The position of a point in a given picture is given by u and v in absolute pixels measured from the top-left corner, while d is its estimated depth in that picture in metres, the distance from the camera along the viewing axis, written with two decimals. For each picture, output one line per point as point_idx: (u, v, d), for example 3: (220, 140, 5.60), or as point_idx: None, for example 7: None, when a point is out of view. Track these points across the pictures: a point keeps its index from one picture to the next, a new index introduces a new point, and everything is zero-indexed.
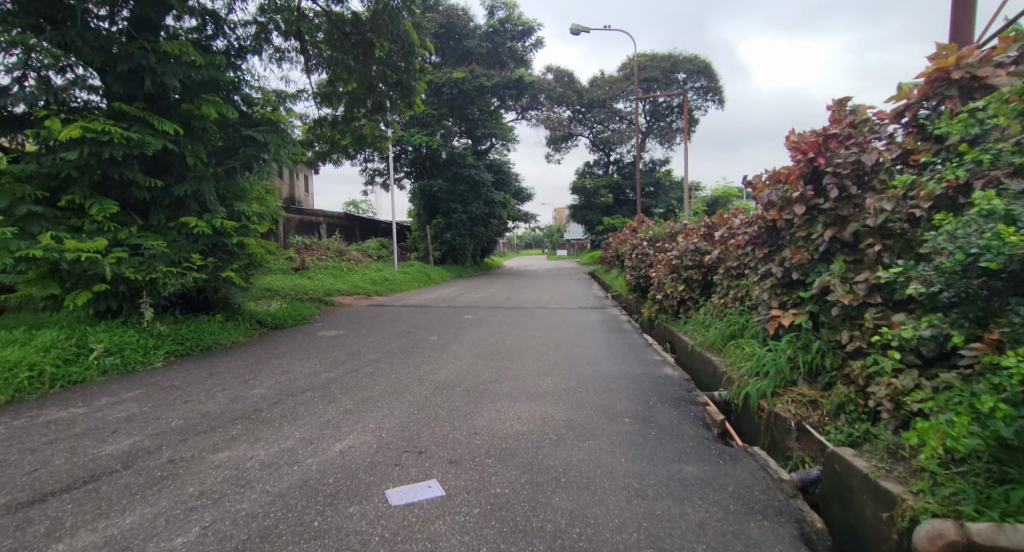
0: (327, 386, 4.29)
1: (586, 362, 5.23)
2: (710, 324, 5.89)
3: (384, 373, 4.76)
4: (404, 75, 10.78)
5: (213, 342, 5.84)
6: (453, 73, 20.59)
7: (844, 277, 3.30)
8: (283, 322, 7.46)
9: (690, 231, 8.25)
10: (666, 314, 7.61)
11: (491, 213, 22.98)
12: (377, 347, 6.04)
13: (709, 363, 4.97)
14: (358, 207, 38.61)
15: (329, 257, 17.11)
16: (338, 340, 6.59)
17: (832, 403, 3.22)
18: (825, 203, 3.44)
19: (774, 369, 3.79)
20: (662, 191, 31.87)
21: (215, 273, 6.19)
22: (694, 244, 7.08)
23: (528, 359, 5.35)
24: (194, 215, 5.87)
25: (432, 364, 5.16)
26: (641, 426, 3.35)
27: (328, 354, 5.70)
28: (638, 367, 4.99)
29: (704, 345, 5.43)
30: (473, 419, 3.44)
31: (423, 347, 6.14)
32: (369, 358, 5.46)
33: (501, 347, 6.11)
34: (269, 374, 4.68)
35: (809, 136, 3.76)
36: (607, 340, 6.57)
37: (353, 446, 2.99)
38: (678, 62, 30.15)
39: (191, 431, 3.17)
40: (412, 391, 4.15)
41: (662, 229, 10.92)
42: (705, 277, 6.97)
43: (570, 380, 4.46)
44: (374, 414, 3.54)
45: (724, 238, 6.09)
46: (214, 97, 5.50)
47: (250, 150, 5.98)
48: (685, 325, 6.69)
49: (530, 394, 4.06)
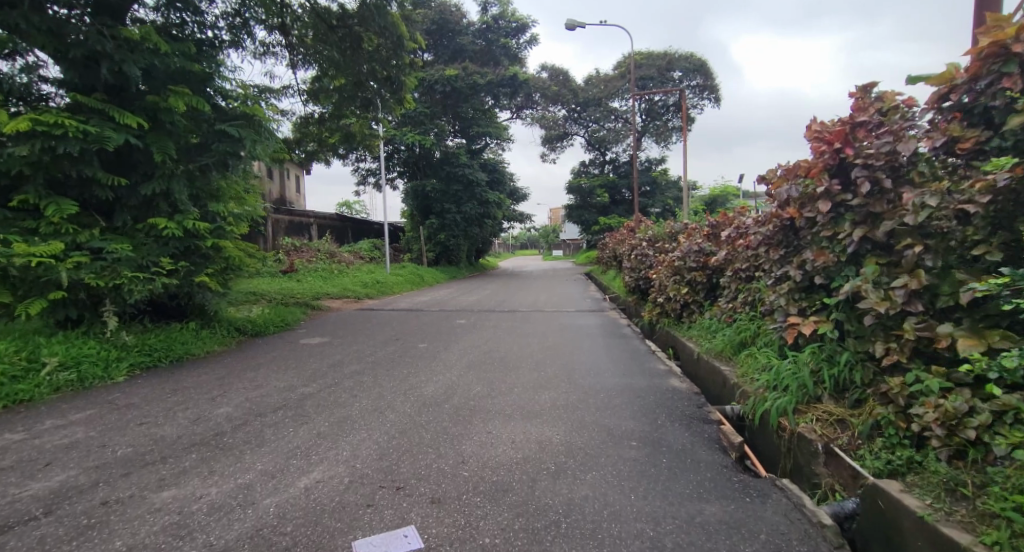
0: (302, 404, 3.89)
1: (586, 372, 4.86)
2: (717, 330, 5.54)
3: (367, 388, 4.37)
4: (393, 71, 10.38)
5: (185, 352, 5.43)
6: (446, 71, 20.21)
7: (878, 282, 2.94)
8: (264, 328, 7.06)
9: (692, 231, 7.89)
10: (668, 318, 7.25)
11: (486, 213, 22.61)
12: (362, 357, 5.66)
13: (719, 373, 4.62)
14: (351, 207, 38.29)
15: (319, 259, 16.66)
16: (321, 349, 6.19)
17: (866, 425, 2.86)
18: (854, 199, 3.09)
19: (795, 383, 3.42)
20: (659, 190, 31.60)
21: (188, 278, 5.78)
22: (697, 245, 6.73)
23: (524, 369, 4.97)
24: (164, 216, 5.46)
25: (420, 376, 4.78)
26: (651, 451, 2.97)
27: (308, 365, 5.31)
28: (642, 378, 4.63)
29: (713, 353, 5.07)
30: (461, 445, 3.06)
31: (412, 356, 5.75)
32: (353, 369, 5.06)
33: (495, 355, 5.73)
34: (240, 390, 4.27)
35: (834, 124, 3.41)
36: (608, 346, 6.20)
37: (321, 480, 2.59)
38: (674, 61, 29.86)
39: (138, 462, 2.76)
40: (395, 409, 3.76)
41: (662, 228, 10.57)
42: (709, 279, 6.61)
43: (570, 394, 4.09)
44: (351, 438, 3.15)
45: (731, 238, 5.75)
46: (183, 87, 5.09)
47: (224, 146, 5.54)
48: (689, 330, 6.33)
49: (526, 412, 3.68)
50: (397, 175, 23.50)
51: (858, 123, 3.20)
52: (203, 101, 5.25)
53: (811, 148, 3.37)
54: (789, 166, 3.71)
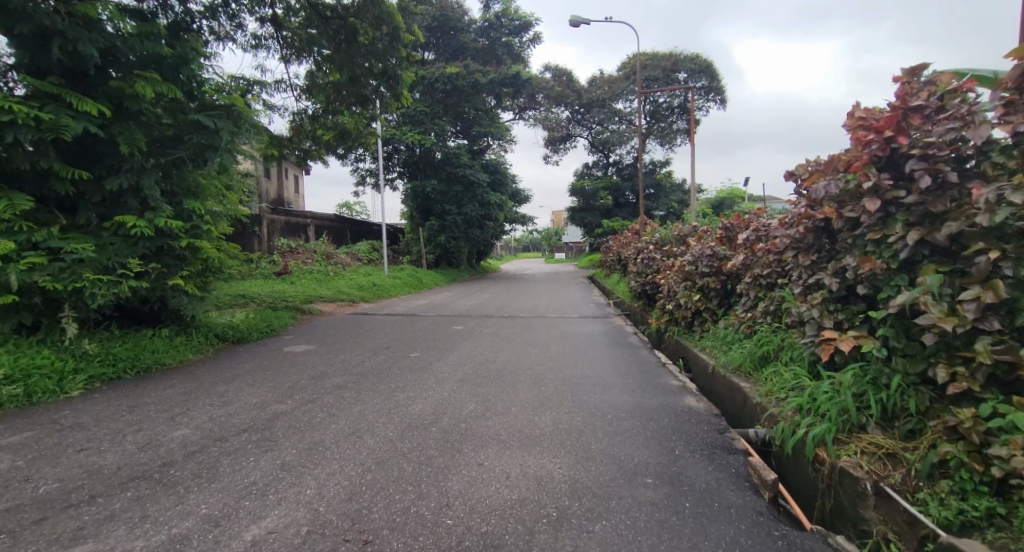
0: (271, 426, 3.45)
1: (592, 388, 4.40)
2: (734, 342, 5.08)
3: (347, 406, 3.92)
4: (389, 64, 9.92)
5: (154, 361, 5.00)
6: (447, 68, 19.82)
7: (940, 293, 2.49)
8: (247, 334, 6.62)
9: (703, 235, 7.45)
10: (677, 326, 6.81)
11: (487, 214, 22.16)
12: (349, 368, 5.22)
13: (738, 391, 4.18)
14: (352, 208, 38.06)
15: (315, 261, 16.24)
16: (306, 359, 5.74)
17: (927, 463, 2.41)
18: (908, 196, 2.64)
19: (835, 409, 2.95)
20: (663, 193, 31.12)
21: (160, 280, 5.37)
22: (711, 249, 6.27)
23: (523, 384, 4.52)
24: (134, 214, 5.05)
25: (408, 392, 4.32)
26: (669, 491, 2.52)
27: (288, 377, 4.86)
28: (654, 395, 4.18)
29: (730, 368, 4.61)
30: (447, 481, 2.61)
31: (403, 367, 5.31)
32: (335, 383, 4.61)
33: (492, 367, 5.27)
34: (205, 407, 3.83)
35: (881, 111, 2.96)
36: (614, 358, 5.74)
37: (274, 530, 2.14)
38: (679, 62, 29.45)
39: (59, 502, 2.32)
40: (375, 433, 3.31)
41: (669, 231, 10.15)
42: (723, 285, 6.17)
43: (575, 416, 3.64)
44: (319, 472, 2.70)
45: (749, 241, 5.30)
46: (151, 73, 4.70)
47: (200, 138, 5.12)
48: (702, 341, 5.87)
49: (524, 438, 3.23)
50: (397, 175, 23.10)
51: (911, 108, 2.74)
52: (175, 88, 4.85)
53: (855, 138, 2.92)
54: (825, 161, 3.27)
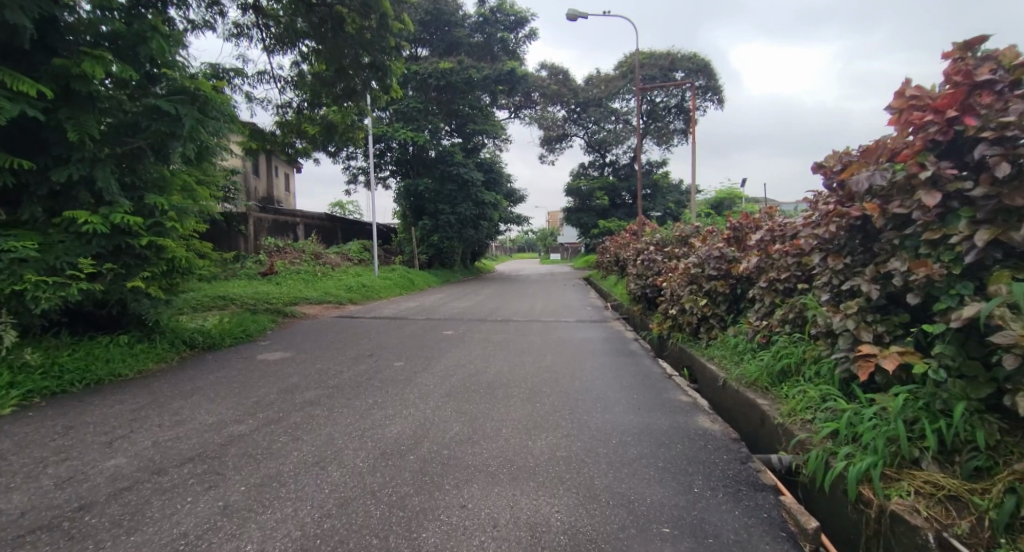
0: (223, 453, 2.97)
1: (592, 406, 3.96)
2: (748, 352, 4.65)
3: (316, 427, 3.45)
4: (378, 53, 9.43)
5: (107, 373, 4.49)
6: (440, 64, 19.32)
7: (1019, 305, 2.05)
8: (218, 341, 6.11)
9: (709, 236, 7.05)
10: (681, 332, 6.38)
11: (482, 214, 21.67)
12: (325, 380, 4.74)
13: (756, 410, 3.74)
14: (345, 208, 37.54)
15: (303, 261, 15.68)
16: (279, 368, 5.26)
17: (1004, 511, 1.97)
18: (977, 188, 2.21)
19: (881, 439, 2.52)
20: (660, 194, 30.75)
21: (118, 282, 4.89)
22: (718, 250, 5.92)
23: (516, 400, 4.08)
24: (87, 208, 4.57)
25: (386, 410, 3.85)
26: (692, 546, 2.07)
27: (256, 391, 4.37)
28: (662, 414, 3.74)
29: (745, 382, 4.17)
30: (421, 532, 2.14)
31: (384, 378, 4.83)
32: (307, 399, 4.12)
33: (483, 379, 4.81)
34: (152, 429, 3.33)
35: (938, 89, 2.54)
36: (615, 368, 5.30)
37: None
38: (677, 60, 29.07)
39: None
40: (342, 462, 2.84)
41: (670, 232, 9.77)
42: (732, 289, 5.74)
43: (574, 441, 3.19)
44: (267, 518, 2.23)
45: (762, 242, 4.87)
46: (102, 51, 4.23)
47: (160, 125, 4.64)
48: (710, 350, 5.43)
49: (516, 470, 2.78)
50: (389, 173, 22.57)
51: (979, 83, 2.30)
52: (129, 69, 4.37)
53: (910, 120, 2.48)
54: (865, 150, 2.85)
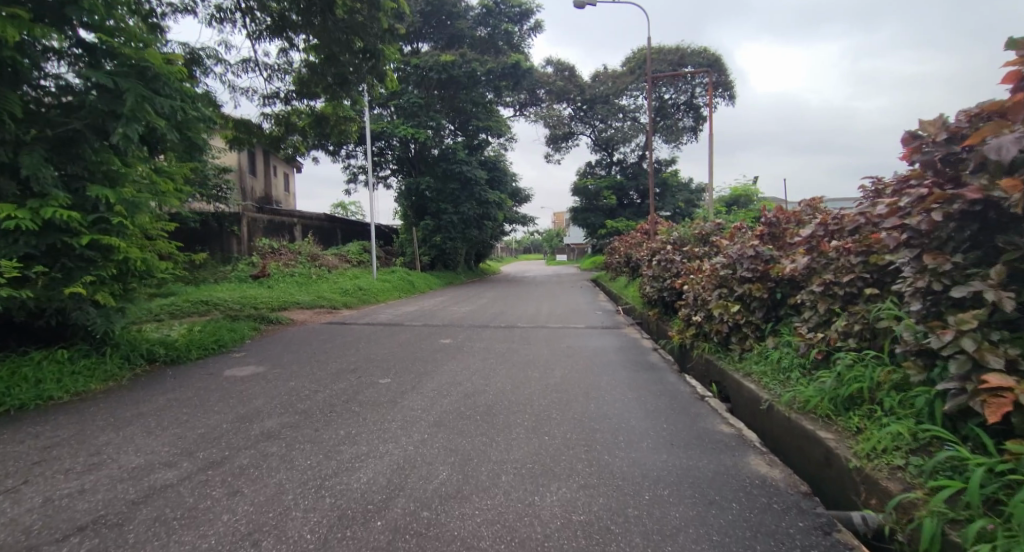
0: (129, 517, 2.24)
1: (613, 440, 3.20)
2: (797, 370, 3.89)
3: (265, 473, 2.71)
4: (370, 38, 8.72)
5: (33, 397, 3.81)
6: (441, 56, 18.57)
7: None
8: (183, 354, 5.42)
9: (735, 233, 6.33)
10: (708, 341, 5.61)
11: (486, 214, 20.93)
12: (293, 404, 4.00)
13: (820, 447, 2.97)
14: (348, 210, 37.16)
15: (298, 263, 15.01)
16: (246, 387, 4.54)
17: None
18: None
19: None
20: (669, 192, 29.92)
21: (56, 289, 4.29)
22: (752, 249, 5.16)
23: (518, 433, 3.34)
24: (12, 201, 3.94)
25: (359, 447, 3.10)
26: None
27: (206, 419, 3.63)
28: (701, 453, 2.98)
29: (799, 408, 3.42)
30: None
31: (364, 401, 4.10)
32: (265, 431, 3.38)
33: (482, 401, 4.08)
34: (54, 477, 2.61)
35: None
36: (635, 387, 4.54)
37: None
38: (687, 55, 28.20)
39: None
40: (283, 535, 2.10)
41: (689, 230, 9.00)
42: (771, 294, 4.96)
43: (596, 498, 2.43)
44: None
45: (814, 238, 4.13)
46: (19, 10, 3.60)
47: (101, 103, 4.06)
48: (746, 364, 4.67)
49: (517, 546, 2.02)
50: (390, 172, 21.90)
51: None
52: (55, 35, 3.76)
53: None
54: (1007, 107, 2.08)
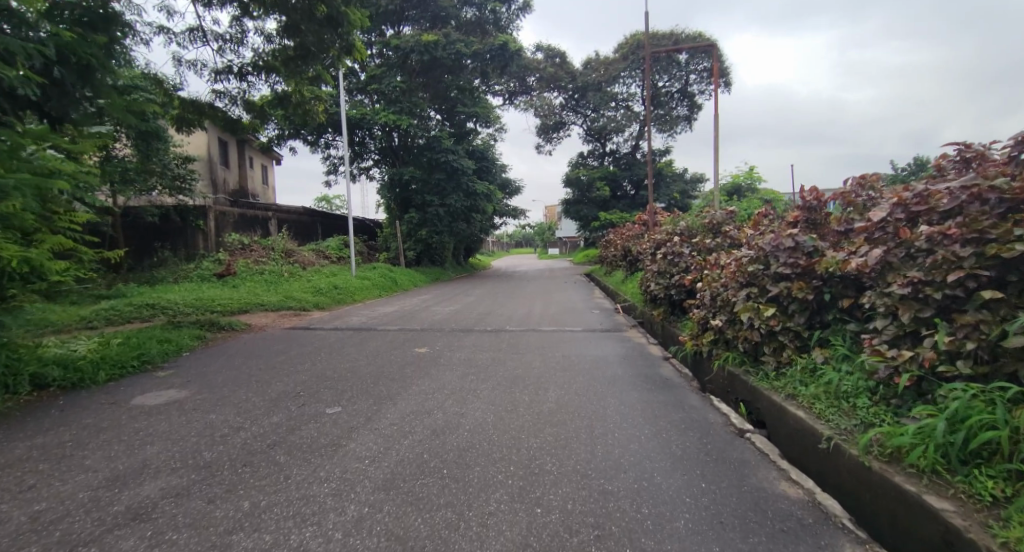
0: None
1: (635, 514, 2.22)
2: (869, 399, 2.93)
3: None
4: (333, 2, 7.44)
5: None
6: (423, 36, 17.24)
7: None
8: (87, 377, 4.33)
9: (760, 223, 5.34)
10: (732, 351, 4.59)
11: (474, 206, 19.81)
12: (197, 454, 2.96)
13: (935, 524, 2.01)
14: (331, 202, 35.97)
15: (269, 260, 13.90)
16: (149, 424, 3.49)
17: None
18: None
19: None
20: (665, 182, 28.88)
21: None
22: (791, 239, 4.18)
23: (498, 503, 2.34)
24: None
25: (258, 541, 2.06)
26: None
27: (64, 481, 2.59)
28: (765, 541, 2.01)
29: (884, 454, 2.46)
30: None
31: (297, 447, 3.07)
32: (133, 505, 2.34)
33: (453, 443, 3.06)
34: None
35: None
36: (651, 415, 3.57)
37: None
38: (682, 40, 27.09)
39: None
40: None
41: (698, 220, 8.05)
42: (818, 294, 3.97)
43: None
44: None
45: (889, 222, 3.15)
46: None
47: None
48: (787, 384, 3.67)
49: None
50: (373, 163, 20.70)
51: None
52: None
53: None
54: None
